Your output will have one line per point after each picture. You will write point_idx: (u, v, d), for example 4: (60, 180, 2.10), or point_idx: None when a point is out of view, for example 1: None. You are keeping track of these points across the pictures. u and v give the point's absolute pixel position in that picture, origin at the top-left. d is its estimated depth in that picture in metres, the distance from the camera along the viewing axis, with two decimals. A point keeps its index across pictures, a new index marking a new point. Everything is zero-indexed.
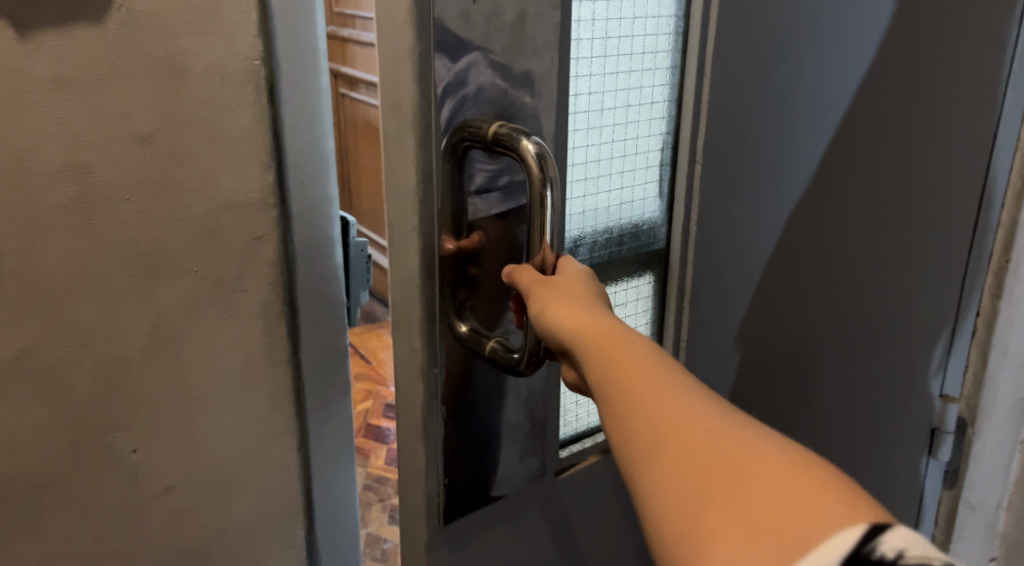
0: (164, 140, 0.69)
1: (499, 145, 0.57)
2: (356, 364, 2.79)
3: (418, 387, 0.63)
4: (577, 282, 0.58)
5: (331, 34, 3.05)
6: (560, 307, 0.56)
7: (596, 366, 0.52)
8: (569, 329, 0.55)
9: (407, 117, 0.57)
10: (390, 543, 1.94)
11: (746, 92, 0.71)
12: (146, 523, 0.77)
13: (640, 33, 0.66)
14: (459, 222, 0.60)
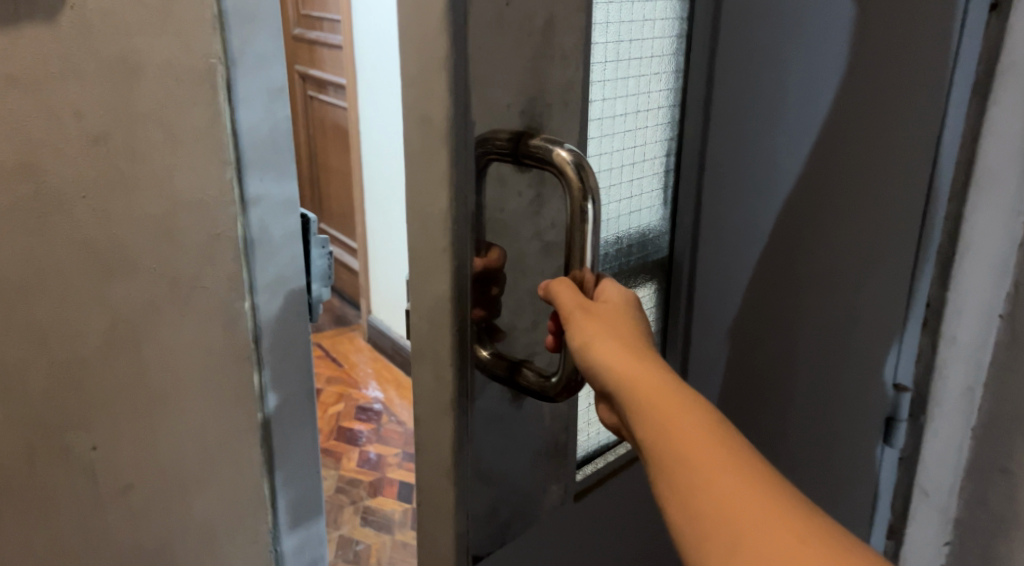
0: (119, 137, 0.69)
1: (534, 153, 0.60)
2: (326, 367, 2.78)
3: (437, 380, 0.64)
4: (622, 317, 0.61)
5: (296, 37, 3.04)
6: (600, 343, 0.60)
7: (638, 408, 0.57)
8: (615, 370, 0.58)
9: (438, 127, 0.58)
10: (363, 546, 1.94)
11: (737, 96, 0.75)
12: (107, 523, 0.76)
13: (648, 37, 0.70)
14: (481, 237, 0.61)
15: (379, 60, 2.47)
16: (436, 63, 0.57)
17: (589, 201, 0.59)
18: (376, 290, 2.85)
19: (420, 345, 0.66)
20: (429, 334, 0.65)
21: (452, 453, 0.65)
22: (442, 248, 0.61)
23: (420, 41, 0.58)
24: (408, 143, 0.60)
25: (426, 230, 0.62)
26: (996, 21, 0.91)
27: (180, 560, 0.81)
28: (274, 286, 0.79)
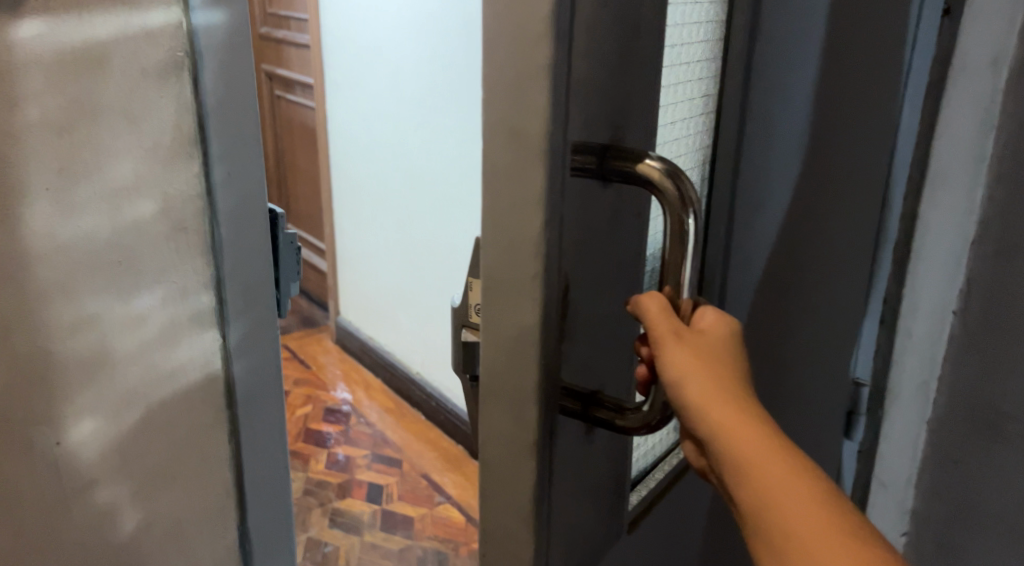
0: (83, 122, 0.66)
1: (625, 168, 0.58)
2: (294, 369, 2.76)
3: (504, 396, 0.62)
4: (714, 349, 0.58)
5: (263, 36, 3.03)
6: (694, 381, 0.56)
7: (731, 456, 0.54)
8: (707, 415, 0.56)
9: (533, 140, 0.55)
10: (332, 546, 1.93)
11: (767, 108, 0.74)
12: (70, 519, 0.74)
13: (699, 42, 0.68)
14: (565, 255, 0.59)
15: (348, 60, 2.48)
16: (509, 63, 0.54)
17: (689, 214, 0.58)
18: (345, 290, 2.84)
19: (492, 378, 0.62)
20: (511, 355, 0.61)
21: (489, 459, 0.64)
22: (532, 273, 0.58)
23: (504, 47, 0.55)
24: (501, 155, 0.56)
25: (506, 253, 0.58)
26: (948, 24, 0.94)
27: (145, 557, 0.79)
28: (113, 414, 0.74)
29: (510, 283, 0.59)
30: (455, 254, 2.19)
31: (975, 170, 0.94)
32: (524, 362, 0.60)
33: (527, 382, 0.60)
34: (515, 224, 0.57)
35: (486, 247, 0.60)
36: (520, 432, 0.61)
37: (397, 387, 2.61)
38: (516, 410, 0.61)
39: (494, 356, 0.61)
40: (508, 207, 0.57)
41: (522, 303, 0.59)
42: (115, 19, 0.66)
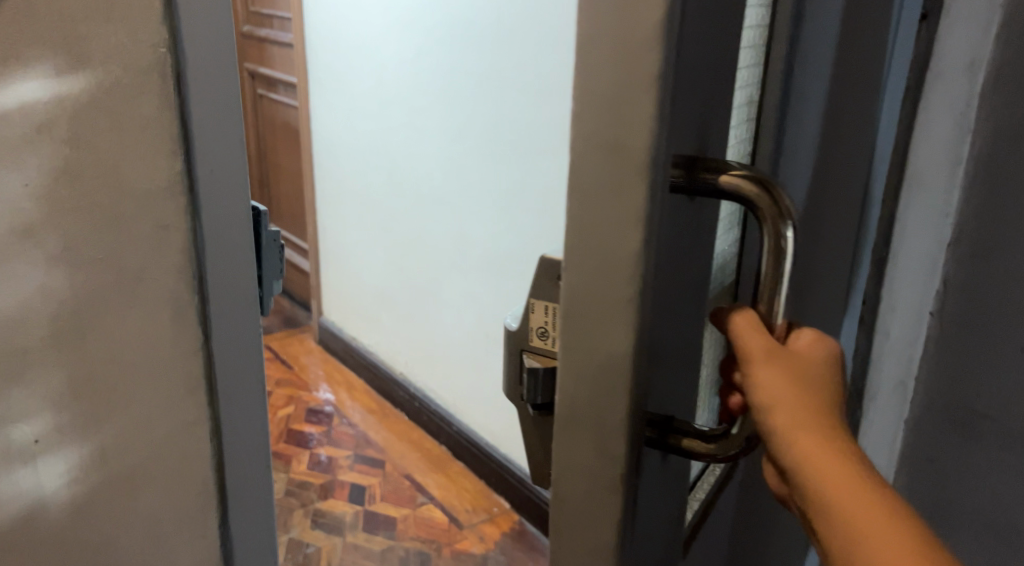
0: (64, 121, 0.67)
1: (716, 178, 0.56)
2: (277, 369, 2.75)
3: (588, 420, 0.58)
4: (803, 373, 0.58)
5: (246, 33, 3.02)
6: (787, 413, 0.57)
7: (819, 493, 0.56)
8: (792, 441, 0.57)
9: (635, 153, 0.52)
10: (313, 547, 1.93)
11: (798, 116, 0.73)
12: (50, 516, 0.74)
13: (751, 48, 0.66)
14: (660, 276, 0.56)
15: (332, 60, 2.47)
16: (617, 66, 0.52)
17: (789, 223, 0.56)
18: (328, 290, 2.83)
19: (572, 410, 0.59)
20: (598, 383, 0.57)
21: (571, 486, 0.60)
22: (624, 297, 0.55)
23: (611, 50, 0.52)
24: (596, 167, 0.54)
25: (594, 274, 0.56)
26: (925, 30, 0.94)
27: (125, 555, 0.78)
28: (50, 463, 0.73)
29: (598, 307, 0.56)
30: (439, 255, 2.19)
31: (952, 172, 0.97)
32: (612, 389, 0.57)
33: (608, 410, 0.57)
34: (608, 245, 0.55)
35: (570, 270, 0.57)
36: (604, 465, 0.58)
37: (380, 387, 2.61)
38: (597, 440, 0.58)
39: (575, 386, 0.58)
40: (603, 230, 0.55)
41: (611, 328, 0.56)
42: (61, 55, 0.66)
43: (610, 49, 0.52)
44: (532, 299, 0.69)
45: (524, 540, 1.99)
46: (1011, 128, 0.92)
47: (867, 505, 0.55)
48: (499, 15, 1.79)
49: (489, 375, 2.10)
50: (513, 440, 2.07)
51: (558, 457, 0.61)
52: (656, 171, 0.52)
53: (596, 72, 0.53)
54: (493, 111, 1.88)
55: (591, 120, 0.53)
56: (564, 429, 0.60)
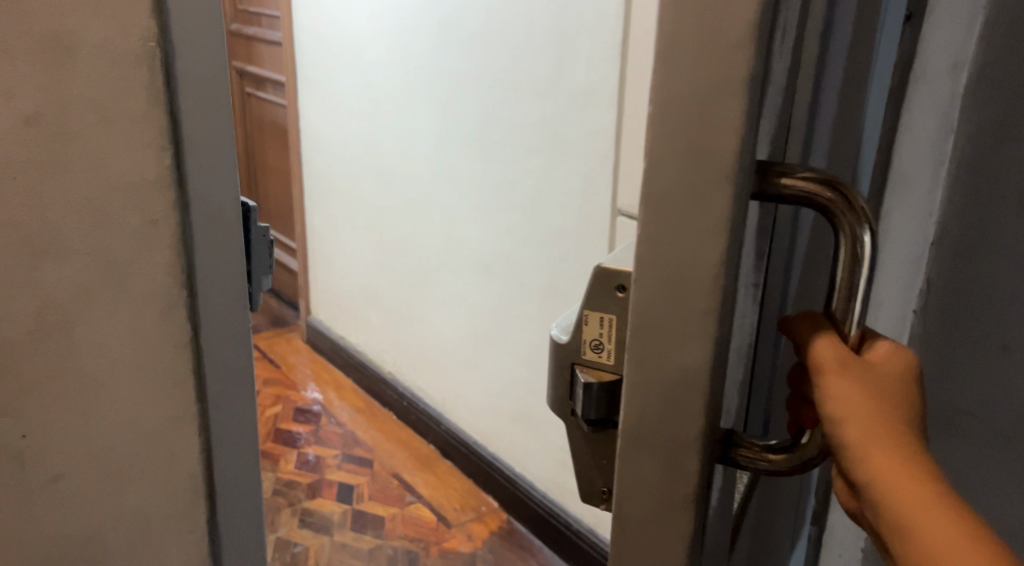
0: (51, 114, 0.66)
1: (788, 183, 0.52)
2: (264, 369, 2.74)
3: (658, 441, 0.54)
4: (880, 385, 0.54)
5: (233, 32, 3.02)
6: (859, 426, 0.53)
7: (893, 513, 0.52)
8: (865, 458, 0.52)
9: (721, 158, 0.48)
10: (302, 546, 1.92)
11: (831, 122, 0.72)
12: (36, 514, 0.73)
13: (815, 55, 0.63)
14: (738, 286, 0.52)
15: (321, 59, 2.47)
16: (700, 70, 0.48)
17: (867, 227, 0.52)
18: (316, 289, 2.82)
19: (638, 431, 0.54)
20: (671, 402, 0.53)
21: (636, 507, 0.55)
22: (705, 311, 0.51)
23: (700, 50, 0.48)
24: (677, 173, 0.49)
25: (669, 287, 0.51)
26: (908, 31, 0.84)
27: (111, 550, 0.78)
28: (31, 459, 0.72)
29: (674, 323, 0.51)
30: (427, 254, 2.19)
31: (936, 172, 0.88)
32: (689, 410, 0.52)
33: (681, 432, 0.53)
34: (687, 255, 0.50)
35: (641, 284, 0.52)
36: (676, 489, 0.54)
37: (368, 386, 2.61)
38: (668, 464, 0.54)
39: (643, 408, 0.54)
40: (681, 240, 0.50)
41: (688, 344, 0.51)
42: (48, 47, 0.65)
43: (706, 46, 0.47)
44: (586, 311, 0.65)
45: (512, 539, 1.99)
46: (996, 129, 0.84)
47: (946, 529, 0.50)
48: (488, 15, 1.80)
49: (478, 375, 2.11)
50: (501, 439, 2.07)
51: (620, 485, 0.56)
52: (744, 176, 0.48)
53: (679, 70, 0.48)
54: (481, 110, 1.88)
55: (669, 123, 0.49)
56: (627, 455, 0.55)
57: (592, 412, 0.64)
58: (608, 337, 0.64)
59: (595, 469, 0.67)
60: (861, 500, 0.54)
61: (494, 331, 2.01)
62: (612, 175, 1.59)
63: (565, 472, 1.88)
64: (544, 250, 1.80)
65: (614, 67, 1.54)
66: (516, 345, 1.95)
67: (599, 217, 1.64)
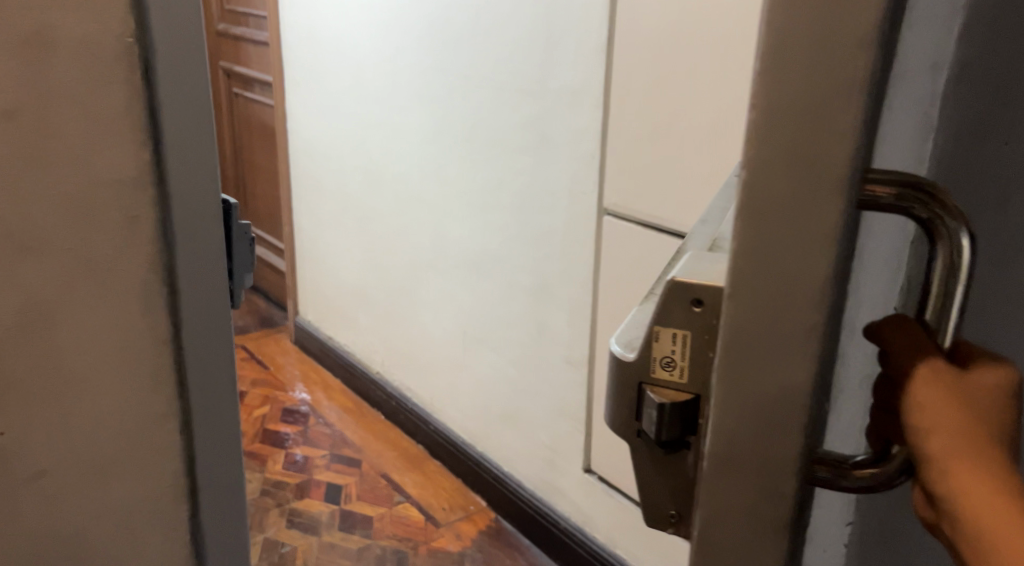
0: (29, 108, 0.66)
1: (879, 187, 0.49)
2: (252, 370, 2.73)
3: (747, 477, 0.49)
4: (969, 396, 0.51)
5: (221, 31, 3.01)
6: (946, 439, 0.51)
7: (974, 529, 0.50)
8: (952, 473, 0.51)
9: (829, 163, 0.44)
10: (289, 547, 1.91)
11: None
12: (18, 510, 0.73)
13: None
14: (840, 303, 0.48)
15: (308, 59, 2.47)
16: (806, 63, 0.44)
17: (968, 232, 0.50)
18: (305, 290, 2.82)
19: (727, 465, 0.50)
20: (766, 433, 0.48)
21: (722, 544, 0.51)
22: (807, 333, 0.46)
23: (810, 42, 0.43)
24: (776, 181, 0.45)
25: (766, 307, 0.47)
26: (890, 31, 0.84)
27: (93, 549, 0.78)
28: (14, 455, 0.72)
29: (775, 338, 0.47)
30: (415, 255, 2.19)
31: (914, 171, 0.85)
32: (784, 441, 0.48)
33: (780, 454, 0.48)
34: (791, 265, 0.46)
35: (738, 296, 0.47)
36: (766, 527, 0.50)
37: (357, 387, 2.60)
38: (761, 489, 0.49)
39: (734, 436, 0.49)
40: (787, 247, 0.46)
41: (790, 359, 0.47)
42: (25, 41, 0.65)
43: (815, 37, 0.43)
44: (657, 325, 0.56)
45: (501, 538, 1.99)
46: (976, 125, 0.81)
47: None
48: (474, 15, 1.80)
49: (466, 375, 2.11)
50: (490, 438, 2.08)
51: (703, 520, 0.51)
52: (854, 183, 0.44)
53: (783, 65, 0.44)
54: (470, 110, 1.88)
55: (772, 123, 0.45)
56: (711, 487, 0.50)
57: (662, 430, 0.57)
58: (680, 354, 0.55)
59: (664, 495, 0.60)
60: (938, 510, 0.52)
61: (483, 330, 2.01)
62: (598, 174, 1.59)
63: (554, 471, 1.89)
64: (532, 249, 1.80)
65: (599, 68, 1.54)
66: (503, 344, 1.95)
67: (587, 217, 1.64)
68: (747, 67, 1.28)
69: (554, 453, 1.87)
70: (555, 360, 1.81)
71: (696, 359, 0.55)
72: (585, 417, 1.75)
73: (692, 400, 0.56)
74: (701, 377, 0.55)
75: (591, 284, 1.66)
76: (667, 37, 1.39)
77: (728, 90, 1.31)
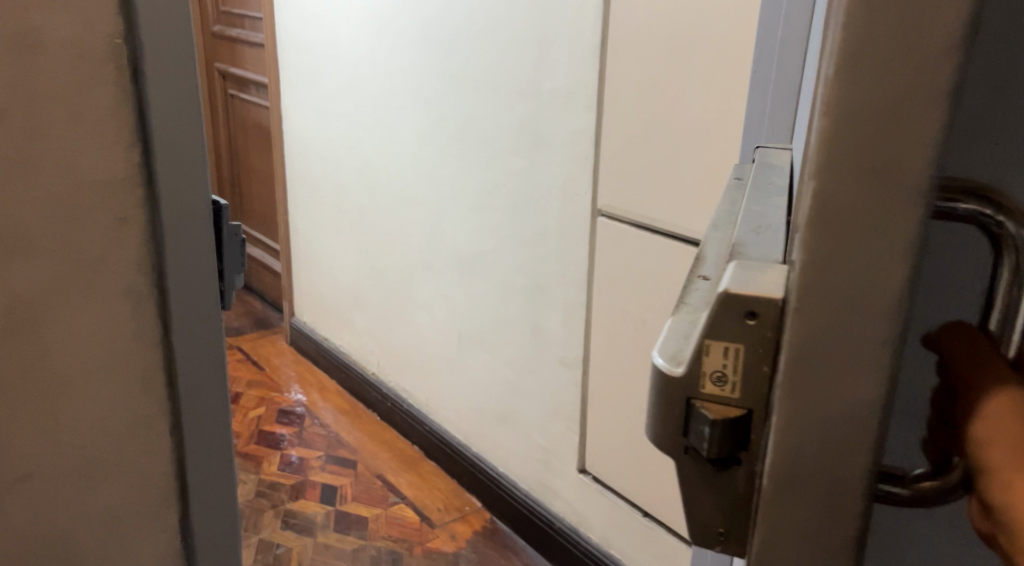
0: (16, 111, 0.66)
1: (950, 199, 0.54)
2: (247, 371, 2.73)
3: (815, 479, 0.48)
4: None
5: (217, 33, 3.02)
6: (1006, 453, 0.50)
7: None
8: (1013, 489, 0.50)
9: (904, 167, 0.44)
10: (284, 549, 1.91)
11: None
12: (7, 512, 0.73)
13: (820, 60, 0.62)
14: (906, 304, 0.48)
15: (303, 61, 2.47)
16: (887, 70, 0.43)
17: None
18: (301, 291, 2.82)
19: (793, 470, 0.49)
20: (833, 435, 0.48)
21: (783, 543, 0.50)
22: (879, 335, 0.46)
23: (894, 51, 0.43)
24: (850, 185, 0.45)
25: (837, 309, 0.46)
26: None
27: (83, 550, 0.78)
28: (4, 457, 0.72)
29: (842, 348, 0.47)
30: (411, 256, 2.19)
31: None
32: (850, 443, 0.48)
33: (847, 460, 0.48)
34: (862, 271, 0.46)
35: (803, 308, 0.47)
36: (832, 526, 0.49)
37: (352, 388, 2.61)
38: (829, 497, 0.49)
39: (801, 441, 0.48)
40: (855, 257, 0.45)
41: (857, 367, 0.47)
42: (14, 44, 0.65)
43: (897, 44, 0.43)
44: (707, 338, 0.49)
45: (496, 539, 1.99)
46: None
47: None
48: (469, 16, 1.81)
49: (462, 376, 2.11)
50: (485, 439, 2.08)
51: (766, 524, 0.50)
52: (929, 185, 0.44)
53: (867, 71, 0.43)
54: (464, 111, 1.89)
55: (855, 126, 0.44)
56: (776, 492, 0.49)
57: (713, 449, 0.50)
58: (732, 368, 0.49)
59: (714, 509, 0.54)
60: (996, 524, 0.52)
61: (477, 331, 2.01)
62: (592, 174, 1.60)
63: (548, 472, 1.89)
64: (526, 250, 1.81)
65: (592, 69, 1.54)
66: (499, 345, 1.96)
67: (581, 218, 1.65)
68: (739, 67, 1.28)
69: (548, 454, 1.88)
70: (550, 361, 1.81)
71: (752, 372, 0.49)
72: (579, 417, 1.75)
73: (744, 415, 0.50)
74: (760, 392, 0.50)
75: (585, 285, 1.67)
76: (660, 37, 1.40)
77: (720, 90, 1.32)
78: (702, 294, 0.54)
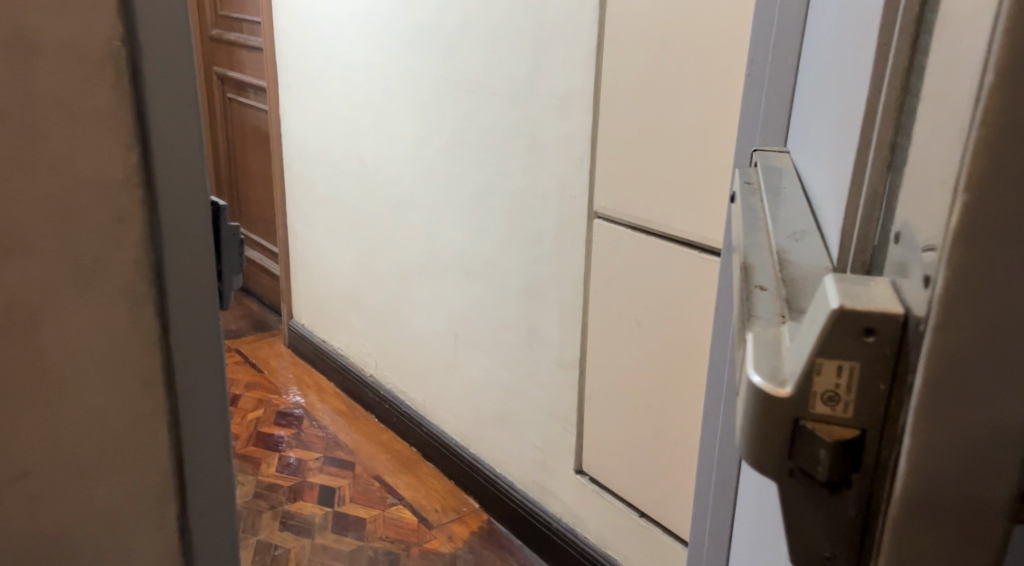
0: (15, 112, 0.67)
1: None
2: (245, 373, 2.74)
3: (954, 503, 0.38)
4: None
5: (215, 37, 3.03)
6: None
7: None
8: None
9: None
10: (281, 549, 1.92)
11: None
12: (6, 510, 0.74)
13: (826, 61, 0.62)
14: None
15: (301, 64, 2.48)
16: None
17: None
18: (299, 294, 2.83)
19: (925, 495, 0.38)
20: (977, 448, 0.38)
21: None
22: None
23: None
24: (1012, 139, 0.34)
25: (990, 295, 0.36)
26: None
27: (81, 545, 0.79)
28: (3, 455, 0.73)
29: (991, 369, 0.37)
30: (409, 259, 2.20)
31: None
32: (999, 458, 0.38)
33: (990, 500, 0.38)
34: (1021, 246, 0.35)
35: (947, 323, 0.36)
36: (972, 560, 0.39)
37: (350, 390, 2.62)
38: (967, 536, 0.39)
39: (939, 462, 0.38)
40: (1013, 264, 0.36)
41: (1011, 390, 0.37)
42: (13, 44, 0.65)
43: None
44: (817, 357, 0.40)
45: (492, 540, 2.00)
46: None
47: None
48: (465, 21, 1.82)
49: (459, 377, 2.12)
50: (481, 440, 2.09)
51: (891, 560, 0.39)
52: None
53: None
54: (460, 114, 1.90)
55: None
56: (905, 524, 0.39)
57: (826, 473, 0.41)
58: (847, 387, 0.40)
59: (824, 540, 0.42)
60: None
61: (473, 332, 2.03)
62: (588, 176, 1.61)
63: (544, 472, 1.90)
64: (522, 251, 1.82)
65: (588, 73, 1.55)
66: (495, 347, 1.97)
67: (576, 220, 1.66)
68: (733, 71, 1.29)
69: (544, 455, 1.89)
70: (547, 362, 1.82)
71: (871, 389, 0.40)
72: (575, 417, 1.77)
73: (857, 436, 0.41)
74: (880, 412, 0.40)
75: (580, 286, 1.68)
76: (655, 41, 1.41)
77: (714, 94, 1.33)
78: (767, 305, 0.47)
